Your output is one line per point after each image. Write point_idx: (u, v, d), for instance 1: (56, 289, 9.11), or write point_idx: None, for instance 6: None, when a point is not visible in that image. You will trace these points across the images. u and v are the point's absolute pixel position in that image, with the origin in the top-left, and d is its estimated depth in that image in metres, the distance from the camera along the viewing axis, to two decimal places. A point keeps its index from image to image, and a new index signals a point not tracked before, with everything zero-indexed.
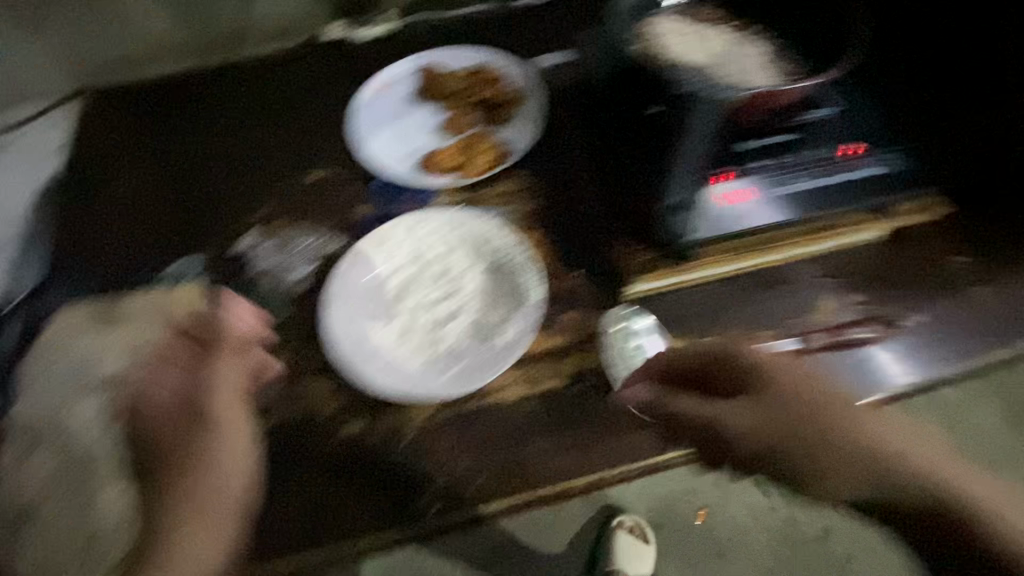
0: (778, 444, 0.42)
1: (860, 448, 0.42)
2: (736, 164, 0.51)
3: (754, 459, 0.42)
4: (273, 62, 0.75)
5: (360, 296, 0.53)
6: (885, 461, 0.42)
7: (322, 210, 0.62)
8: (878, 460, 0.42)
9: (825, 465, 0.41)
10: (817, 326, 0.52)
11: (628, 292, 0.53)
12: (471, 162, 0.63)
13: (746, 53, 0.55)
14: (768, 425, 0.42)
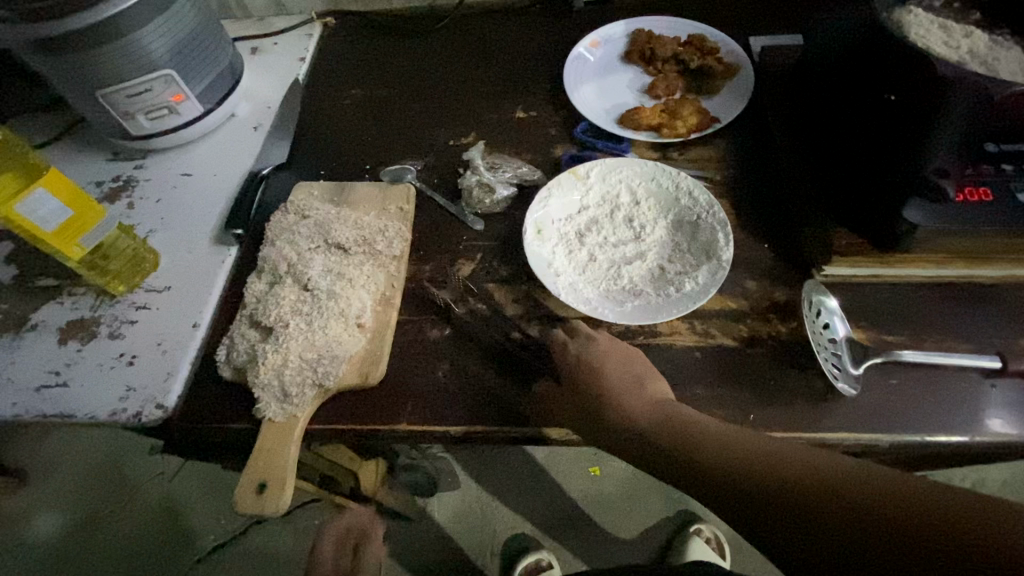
0: (725, 461, 0.39)
1: (728, 453, 0.40)
2: (982, 164, 0.44)
3: (685, 468, 0.41)
4: (495, 12, 0.83)
5: (552, 223, 0.58)
6: (761, 480, 0.37)
7: (523, 144, 0.67)
8: (754, 478, 0.37)
9: (716, 476, 0.39)
10: (1022, 353, 0.48)
11: (817, 271, 0.53)
12: (674, 123, 0.64)
13: (1004, 55, 0.52)
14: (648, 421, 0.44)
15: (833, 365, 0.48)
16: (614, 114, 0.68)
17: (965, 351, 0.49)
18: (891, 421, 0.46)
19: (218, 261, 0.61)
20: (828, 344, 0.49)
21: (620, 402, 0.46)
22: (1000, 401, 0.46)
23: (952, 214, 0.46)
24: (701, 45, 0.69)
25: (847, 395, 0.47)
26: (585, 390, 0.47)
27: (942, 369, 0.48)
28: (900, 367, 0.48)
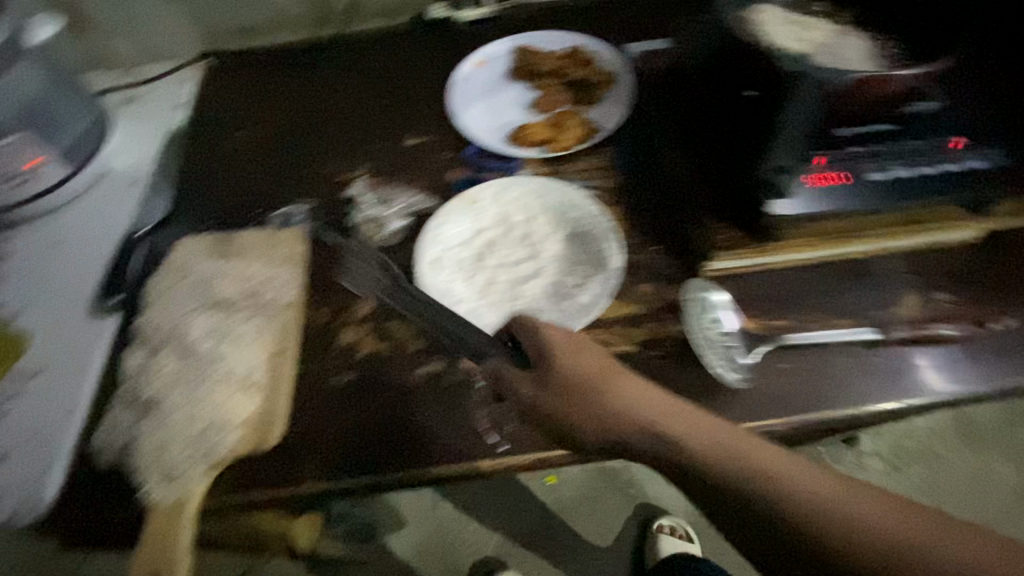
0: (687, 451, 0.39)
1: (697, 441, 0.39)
2: (833, 145, 0.48)
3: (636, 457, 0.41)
4: (380, 39, 0.82)
5: (446, 250, 0.56)
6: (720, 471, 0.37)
7: (415, 171, 0.66)
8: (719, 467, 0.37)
9: (691, 471, 0.38)
10: (897, 321, 0.51)
11: (706, 267, 0.54)
12: (559, 137, 0.65)
13: (845, 46, 0.56)
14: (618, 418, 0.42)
15: (723, 360, 0.49)
16: (503, 132, 0.68)
17: (845, 327, 0.51)
18: (784, 405, 0.48)
19: (97, 335, 0.56)
20: (716, 339, 0.50)
21: (628, 410, 0.42)
22: (880, 370, 0.49)
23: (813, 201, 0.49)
24: (580, 57, 0.71)
25: (738, 385, 0.48)
26: (582, 393, 0.44)
27: (826, 348, 0.50)
28: (789, 350, 0.50)
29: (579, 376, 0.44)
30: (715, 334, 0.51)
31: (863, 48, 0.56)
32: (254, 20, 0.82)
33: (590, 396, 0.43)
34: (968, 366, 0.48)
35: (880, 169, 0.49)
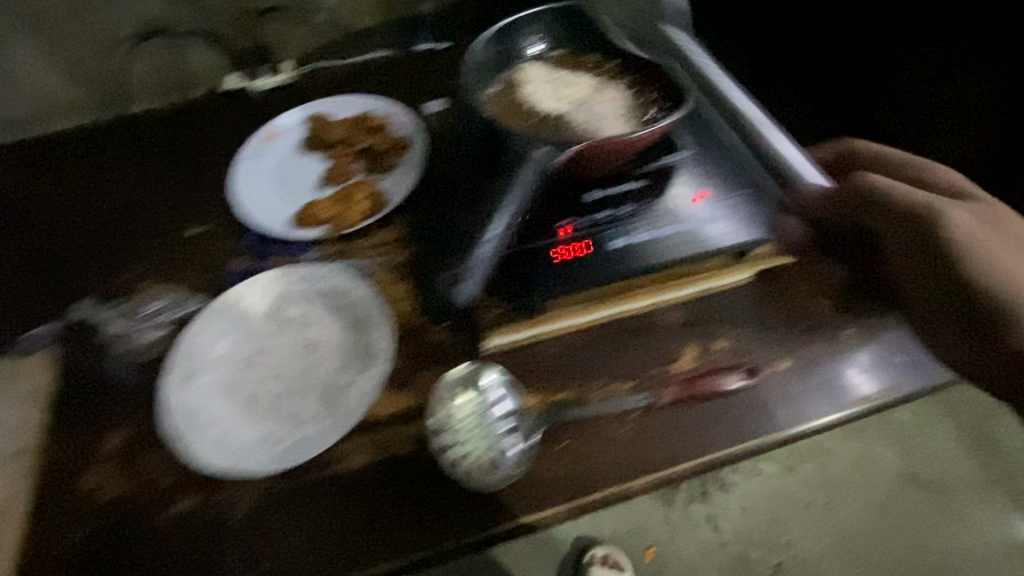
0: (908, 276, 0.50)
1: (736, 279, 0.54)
2: (576, 216, 0.55)
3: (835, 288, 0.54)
4: (170, 118, 0.75)
5: (205, 362, 0.52)
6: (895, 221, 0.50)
7: (190, 268, 0.60)
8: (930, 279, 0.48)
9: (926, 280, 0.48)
10: (679, 376, 0.50)
11: (490, 344, 0.51)
12: (346, 212, 0.61)
13: (606, 100, 0.55)
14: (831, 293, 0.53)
15: (488, 458, 0.45)
16: (289, 214, 0.63)
17: (626, 391, 0.50)
18: (561, 490, 0.45)
19: None
20: (483, 435, 0.46)
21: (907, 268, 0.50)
22: (660, 435, 0.48)
23: (568, 272, 0.52)
24: (368, 124, 0.68)
25: (499, 487, 0.45)
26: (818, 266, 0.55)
27: (607, 417, 0.48)
28: (571, 427, 0.48)
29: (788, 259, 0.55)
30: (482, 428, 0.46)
31: (625, 100, 0.55)
32: (18, 109, 0.73)
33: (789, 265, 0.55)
34: (749, 416, 0.48)
35: (623, 235, 0.54)
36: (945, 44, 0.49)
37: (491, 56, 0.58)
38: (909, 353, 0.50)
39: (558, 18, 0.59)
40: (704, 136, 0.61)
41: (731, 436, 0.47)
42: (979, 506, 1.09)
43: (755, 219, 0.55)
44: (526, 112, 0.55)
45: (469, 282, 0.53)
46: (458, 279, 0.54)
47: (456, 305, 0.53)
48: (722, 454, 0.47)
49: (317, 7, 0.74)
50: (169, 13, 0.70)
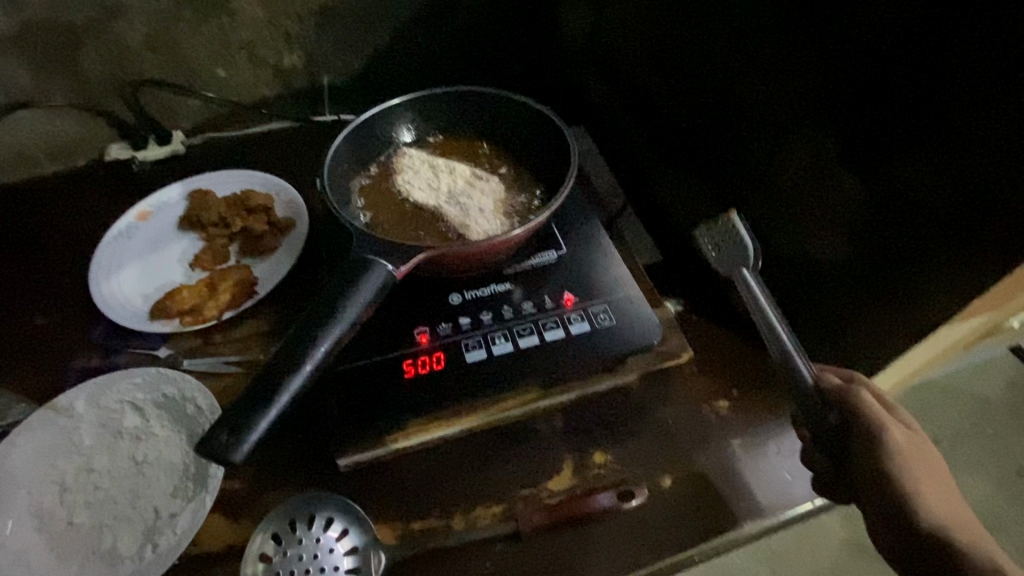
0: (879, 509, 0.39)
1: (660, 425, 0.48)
2: (437, 322, 0.49)
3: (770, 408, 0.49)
4: (38, 192, 0.69)
5: (12, 487, 0.45)
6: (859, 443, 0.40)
7: (28, 366, 0.54)
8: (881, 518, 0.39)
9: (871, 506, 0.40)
10: (550, 499, 0.45)
11: (345, 461, 0.45)
12: (207, 303, 0.56)
13: (481, 192, 0.53)
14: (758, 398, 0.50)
15: None
16: (147, 301, 0.57)
17: (493, 518, 0.44)
18: None
19: None
20: None
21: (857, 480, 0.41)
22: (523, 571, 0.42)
23: (419, 388, 0.46)
24: (248, 203, 0.62)
25: None
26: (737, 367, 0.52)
27: (467, 549, 0.43)
28: (424, 562, 0.42)
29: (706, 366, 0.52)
30: (315, 575, 0.40)
31: (500, 193, 0.53)
32: None
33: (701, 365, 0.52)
34: (621, 546, 0.43)
35: (484, 346, 0.48)
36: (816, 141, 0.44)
37: (355, 140, 0.54)
38: (792, 464, 0.48)
39: (439, 100, 0.57)
40: (590, 225, 0.55)
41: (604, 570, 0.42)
42: None
43: (640, 327, 0.49)
44: (397, 205, 0.53)
45: (255, 433, 0.37)
46: (236, 433, 0.36)
47: (235, 462, 0.36)
48: None
49: (204, 79, 0.71)
50: (37, 85, 0.66)
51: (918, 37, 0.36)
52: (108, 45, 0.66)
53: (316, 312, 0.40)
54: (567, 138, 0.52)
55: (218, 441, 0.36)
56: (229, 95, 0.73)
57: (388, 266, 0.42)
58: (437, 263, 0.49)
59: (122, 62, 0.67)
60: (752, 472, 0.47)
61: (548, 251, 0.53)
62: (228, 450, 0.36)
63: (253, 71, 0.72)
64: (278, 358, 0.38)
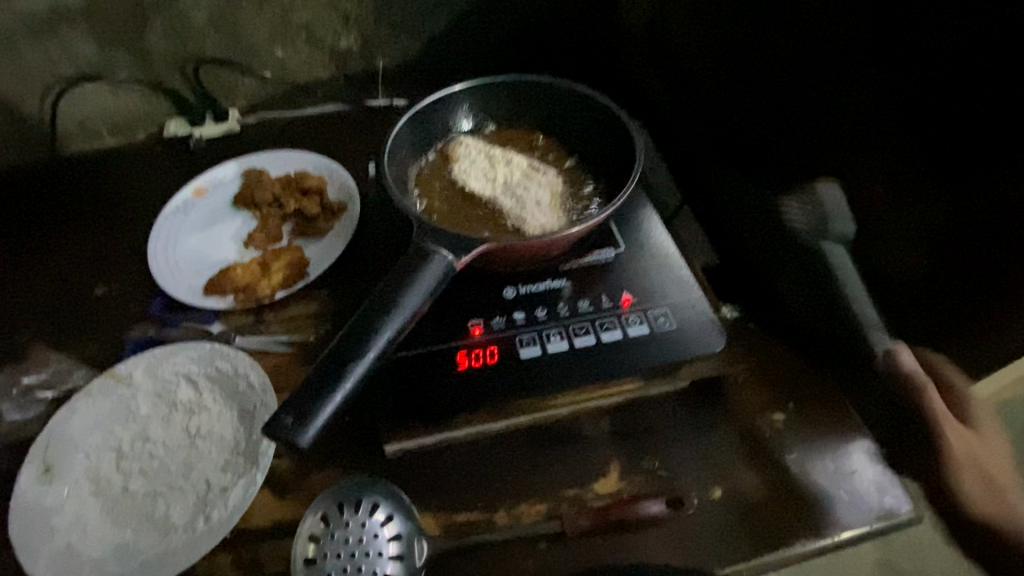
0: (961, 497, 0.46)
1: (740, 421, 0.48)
2: (491, 315, 0.49)
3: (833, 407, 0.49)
4: (101, 164, 0.71)
5: (72, 451, 0.46)
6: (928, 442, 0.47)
7: (88, 333, 0.56)
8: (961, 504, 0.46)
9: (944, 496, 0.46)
10: (596, 501, 0.44)
11: (390, 446, 0.45)
12: (260, 283, 0.56)
13: (538, 185, 0.52)
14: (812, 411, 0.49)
15: None
16: (202, 277, 0.58)
17: (537, 516, 0.43)
18: None
19: None
20: (360, 566, 0.41)
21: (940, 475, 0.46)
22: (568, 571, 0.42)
23: (473, 380, 0.46)
24: (303, 183, 0.63)
25: None
26: (795, 378, 0.50)
27: (511, 545, 0.42)
28: (465, 556, 0.42)
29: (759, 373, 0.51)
30: (360, 558, 0.41)
31: (557, 187, 0.52)
32: None
33: (754, 374, 0.50)
34: (668, 555, 0.42)
35: (538, 343, 0.47)
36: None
37: (414, 127, 0.54)
38: (850, 485, 0.45)
39: (499, 90, 0.56)
40: (646, 226, 0.54)
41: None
42: None
43: (701, 333, 0.48)
44: (452, 194, 0.52)
45: (321, 417, 0.36)
46: (300, 418, 0.36)
47: (301, 447, 0.36)
48: None
49: (263, 59, 0.71)
50: (104, 59, 0.67)
51: None
52: (173, 23, 0.67)
53: (378, 300, 0.39)
54: (632, 132, 0.51)
55: (283, 425, 0.36)
56: (285, 76, 0.74)
57: (449, 256, 0.41)
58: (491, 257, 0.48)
59: (186, 40, 0.68)
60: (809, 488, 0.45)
61: (603, 250, 0.52)
62: (294, 435, 0.36)
63: (310, 52, 0.72)
64: (341, 345, 0.38)
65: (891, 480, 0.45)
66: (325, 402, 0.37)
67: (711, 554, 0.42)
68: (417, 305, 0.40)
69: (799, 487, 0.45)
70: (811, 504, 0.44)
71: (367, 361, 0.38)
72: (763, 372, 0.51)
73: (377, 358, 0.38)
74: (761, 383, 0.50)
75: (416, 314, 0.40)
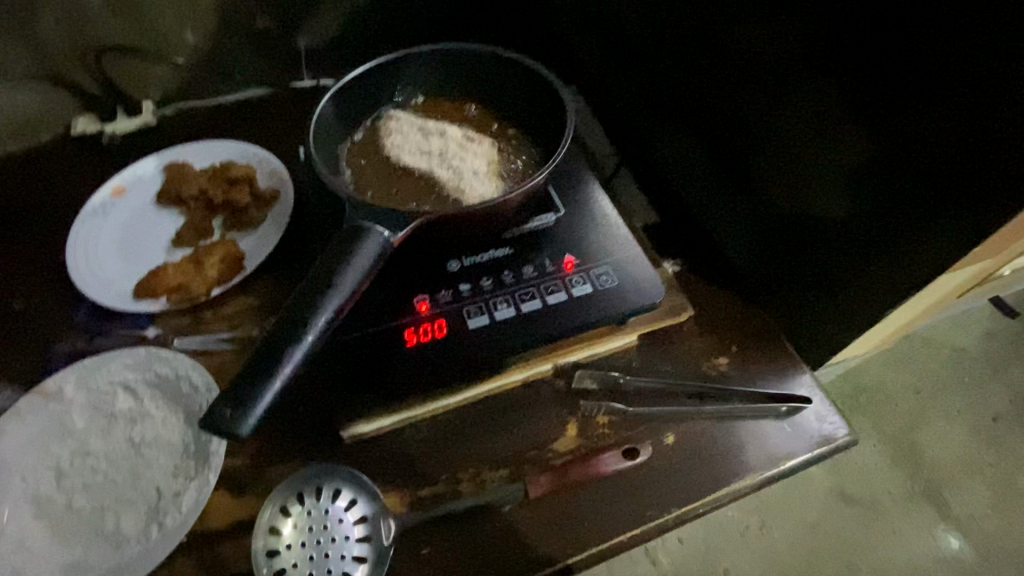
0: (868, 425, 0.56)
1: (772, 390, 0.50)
2: (437, 289, 0.48)
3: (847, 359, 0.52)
4: (3, 171, 0.66)
5: (5, 475, 0.44)
6: None
7: (8, 351, 0.52)
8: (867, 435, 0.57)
9: None
10: (557, 460, 0.45)
11: (348, 433, 0.44)
12: (193, 280, 0.54)
13: (472, 155, 0.52)
14: (752, 354, 0.51)
15: None
16: (130, 280, 0.55)
17: (501, 481, 0.44)
18: None
19: None
20: (326, 552, 0.40)
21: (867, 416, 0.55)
22: (534, 530, 0.43)
23: (423, 356, 0.45)
24: (229, 174, 0.60)
25: None
26: (735, 324, 0.53)
27: (476, 512, 0.43)
28: (432, 529, 0.42)
29: (702, 321, 0.53)
30: (326, 543, 0.40)
31: (491, 156, 0.52)
32: None
33: (697, 324, 0.53)
34: (628, 501, 0.44)
35: (487, 312, 0.47)
36: (816, 91, 0.42)
37: (338, 102, 0.52)
38: (793, 417, 0.48)
39: (424, 60, 0.55)
40: (584, 188, 0.55)
41: (613, 526, 0.43)
42: (921, 515, 1.00)
43: (643, 288, 0.49)
44: (386, 170, 0.51)
45: (262, 404, 0.36)
46: (240, 408, 0.35)
47: (243, 436, 0.35)
48: (600, 549, 0.42)
49: (172, 44, 0.67)
50: None
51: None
52: (65, 8, 0.61)
53: (314, 281, 0.38)
54: (561, 94, 0.51)
55: (223, 417, 0.35)
56: (200, 62, 0.69)
57: (386, 233, 0.41)
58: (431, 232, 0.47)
59: (82, 27, 0.63)
60: (756, 425, 0.48)
61: (543, 215, 0.53)
62: (236, 424, 0.35)
63: (223, 34, 0.68)
64: (276, 332, 0.37)
65: (828, 408, 0.49)
66: (262, 389, 0.36)
67: (668, 497, 0.44)
68: (355, 283, 0.39)
69: (747, 426, 0.47)
70: (756, 441, 0.47)
71: (304, 343, 0.37)
72: (707, 321, 0.53)
73: (316, 340, 0.37)
74: (705, 330, 0.52)
75: (354, 293, 0.39)
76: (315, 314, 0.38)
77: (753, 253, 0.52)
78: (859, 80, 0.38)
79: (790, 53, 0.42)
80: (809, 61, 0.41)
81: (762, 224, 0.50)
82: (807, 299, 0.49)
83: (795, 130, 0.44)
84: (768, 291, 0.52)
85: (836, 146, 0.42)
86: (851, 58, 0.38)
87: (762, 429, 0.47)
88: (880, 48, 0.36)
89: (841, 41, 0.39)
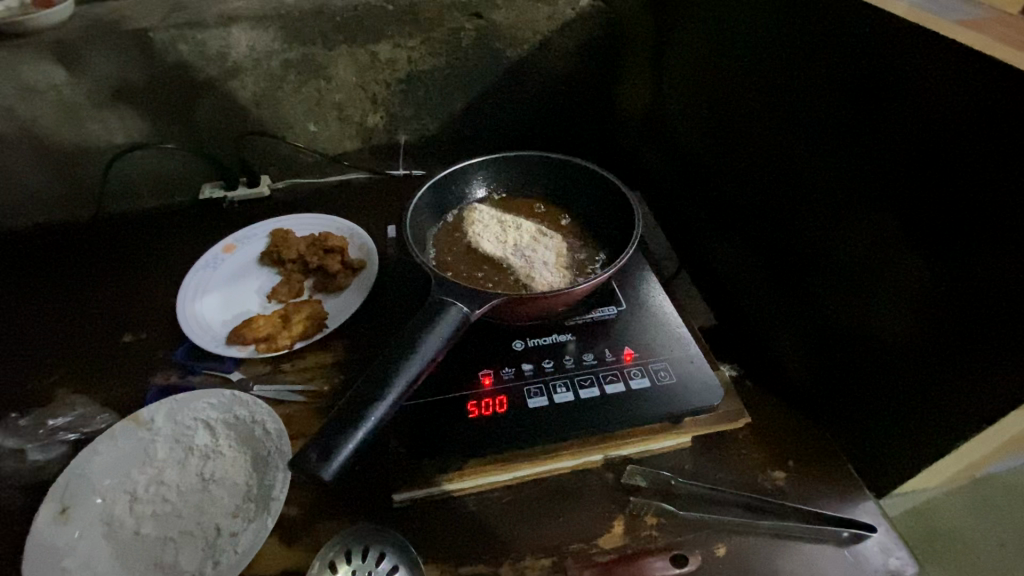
0: None
1: None
2: (501, 366, 0.52)
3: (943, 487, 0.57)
4: (142, 223, 0.77)
5: (88, 493, 0.48)
6: None
7: (112, 379, 0.58)
8: None
9: None
10: (602, 557, 0.44)
11: (435, 490, 0.46)
12: (280, 333, 0.59)
13: (544, 248, 0.57)
14: (810, 470, 0.50)
15: None
16: (225, 327, 0.61)
17: (542, 571, 0.43)
18: None
19: None
20: None
21: None
22: None
23: (482, 428, 0.48)
24: (326, 244, 0.67)
25: None
26: (791, 437, 0.52)
27: None
28: None
29: (758, 429, 0.52)
30: None
31: (561, 250, 0.57)
32: None
33: (752, 431, 0.52)
34: None
35: (546, 394, 0.50)
36: (879, 218, 0.44)
37: (433, 191, 0.59)
38: (856, 545, 0.45)
39: (511, 164, 0.62)
40: (645, 288, 0.58)
41: None
42: None
43: (700, 389, 0.50)
44: (466, 253, 0.57)
45: (343, 452, 0.39)
46: (324, 454, 0.38)
47: (324, 479, 0.38)
48: None
49: (297, 132, 0.79)
50: (155, 130, 0.75)
51: (965, 129, 0.36)
52: (220, 99, 0.74)
53: (398, 347, 0.42)
54: (629, 202, 0.56)
55: (308, 460, 0.38)
56: (315, 148, 0.80)
57: (463, 309, 0.45)
58: (504, 311, 0.51)
59: (230, 114, 0.75)
60: (813, 548, 0.45)
61: (604, 308, 0.56)
62: (318, 469, 0.38)
63: (340, 127, 0.79)
64: (361, 390, 0.41)
65: (896, 542, 0.45)
66: (345, 438, 0.39)
67: None
68: (432, 352, 0.43)
69: (804, 549, 0.45)
70: (814, 566, 0.44)
71: (386, 401, 0.40)
72: (763, 431, 0.52)
73: (395, 401, 0.41)
74: (761, 438, 0.52)
75: (430, 361, 0.42)
76: (396, 376, 0.41)
77: (815, 368, 0.53)
78: (924, 214, 0.40)
79: (857, 183, 0.45)
80: (872, 192, 0.44)
81: (828, 338, 0.51)
82: (873, 421, 0.48)
83: (863, 253, 0.46)
84: (830, 408, 0.52)
85: (900, 272, 0.43)
86: (912, 192, 0.41)
87: (820, 556, 0.44)
88: (942, 186, 0.39)
89: (903, 176, 0.41)
